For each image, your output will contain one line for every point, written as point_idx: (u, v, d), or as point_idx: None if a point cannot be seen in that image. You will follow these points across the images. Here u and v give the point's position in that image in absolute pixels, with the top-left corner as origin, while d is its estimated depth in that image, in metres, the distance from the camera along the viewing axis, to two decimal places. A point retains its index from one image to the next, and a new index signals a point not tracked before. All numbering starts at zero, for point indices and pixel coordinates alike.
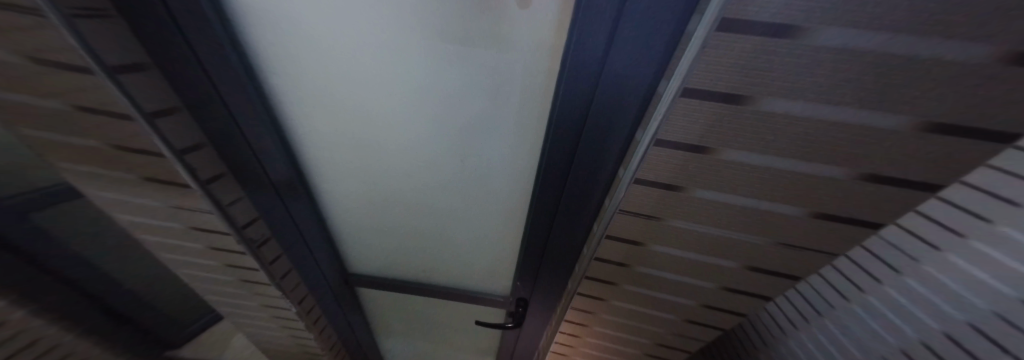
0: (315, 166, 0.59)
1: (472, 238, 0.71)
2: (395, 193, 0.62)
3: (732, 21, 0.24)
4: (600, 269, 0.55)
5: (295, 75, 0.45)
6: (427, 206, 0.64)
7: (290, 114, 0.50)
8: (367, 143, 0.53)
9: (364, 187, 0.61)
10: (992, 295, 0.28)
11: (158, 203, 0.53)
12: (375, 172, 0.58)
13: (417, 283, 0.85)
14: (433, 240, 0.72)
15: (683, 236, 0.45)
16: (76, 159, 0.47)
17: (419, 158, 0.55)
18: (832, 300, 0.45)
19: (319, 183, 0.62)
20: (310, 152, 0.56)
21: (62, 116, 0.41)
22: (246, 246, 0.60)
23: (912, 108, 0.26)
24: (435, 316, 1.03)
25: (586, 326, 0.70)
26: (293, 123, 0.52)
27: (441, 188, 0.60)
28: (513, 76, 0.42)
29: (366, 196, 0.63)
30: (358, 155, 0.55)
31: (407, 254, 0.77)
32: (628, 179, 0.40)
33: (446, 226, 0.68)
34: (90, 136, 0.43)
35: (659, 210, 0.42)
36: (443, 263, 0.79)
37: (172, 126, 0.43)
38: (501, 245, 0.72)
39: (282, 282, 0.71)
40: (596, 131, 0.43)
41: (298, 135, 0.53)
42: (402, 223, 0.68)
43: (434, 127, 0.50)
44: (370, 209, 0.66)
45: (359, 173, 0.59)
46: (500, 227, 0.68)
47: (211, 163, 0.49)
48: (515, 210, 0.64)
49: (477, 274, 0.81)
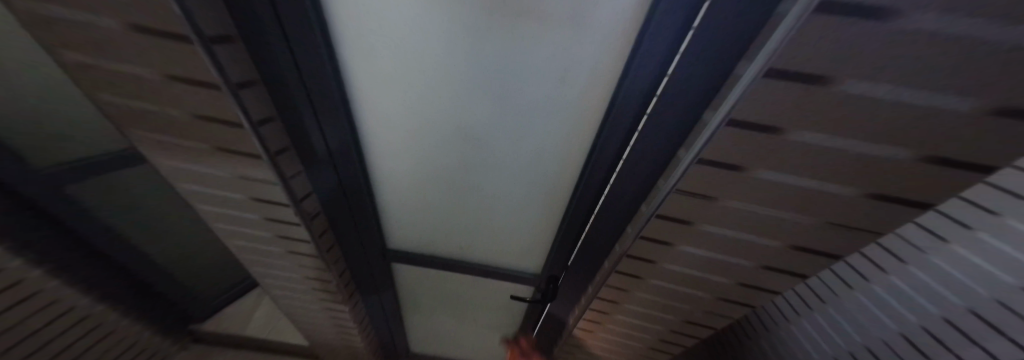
0: (371, 144, 0.60)
1: (513, 218, 0.74)
2: (447, 171, 0.64)
3: (831, 4, 0.25)
4: (643, 247, 0.58)
5: (366, 52, 0.45)
6: (474, 185, 0.67)
7: (354, 92, 0.51)
8: (426, 124, 0.56)
9: (415, 166, 0.64)
10: (1013, 268, 0.39)
11: (226, 174, 0.55)
12: (429, 151, 0.61)
13: (452, 259, 0.89)
14: (475, 219, 0.76)
15: (731, 215, 0.48)
16: (154, 128, 0.49)
17: (475, 139, 0.57)
18: (866, 273, 0.57)
19: (371, 161, 0.64)
20: (369, 130, 0.58)
21: (154, 84, 0.43)
22: (304, 217, 0.63)
23: (995, 97, 0.27)
24: (461, 294, 1.07)
25: (618, 303, 0.75)
26: (356, 101, 0.53)
27: (492, 168, 0.63)
28: (584, 59, 0.43)
29: (417, 175, 0.66)
30: (415, 135, 0.58)
31: (447, 232, 0.81)
32: (691, 158, 0.42)
33: (489, 205, 0.71)
34: (173, 105, 0.45)
35: (715, 188, 0.45)
36: (480, 241, 0.82)
37: (250, 97, 0.45)
38: (540, 224, 0.75)
39: (327, 253, 0.75)
40: (658, 114, 0.44)
41: (358, 113, 0.55)
42: (447, 202, 0.72)
43: (495, 109, 0.52)
44: (418, 187, 0.69)
45: (413, 152, 0.61)
46: (542, 207, 0.71)
47: (276, 135, 0.52)
48: (560, 189, 0.66)
49: (512, 253, 0.85)
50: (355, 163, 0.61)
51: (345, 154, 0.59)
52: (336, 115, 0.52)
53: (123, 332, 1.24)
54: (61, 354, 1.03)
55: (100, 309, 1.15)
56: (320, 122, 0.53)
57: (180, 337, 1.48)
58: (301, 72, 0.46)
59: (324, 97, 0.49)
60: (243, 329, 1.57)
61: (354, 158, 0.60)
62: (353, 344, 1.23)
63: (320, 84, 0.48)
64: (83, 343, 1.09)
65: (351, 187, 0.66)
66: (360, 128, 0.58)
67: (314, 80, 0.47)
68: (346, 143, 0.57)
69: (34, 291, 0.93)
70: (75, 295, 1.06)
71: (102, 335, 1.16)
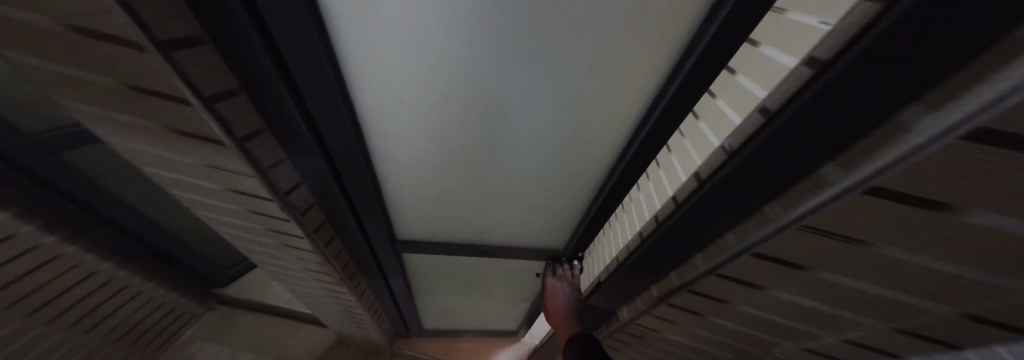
0: (372, 114, 0.52)
1: (547, 191, 0.74)
2: (472, 144, 0.59)
3: None
4: (712, 284, 0.43)
5: (372, 6, 0.36)
6: (498, 161, 0.63)
7: (346, 57, 0.42)
8: (447, 99, 0.49)
9: (432, 146, 0.59)
10: None
11: (189, 160, 0.44)
12: (449, 129, 0.55)
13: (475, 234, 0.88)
14: (498, 194, 0.73)
15: (886, 269, 0.28)
16: (87, 99, 0.38)
17: (502, 113, 0.52)
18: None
19: (372, 135, 0.56)
20: (371, 104, 0.50)
21: (49, 38, 0.30)
22: (296, 212, 0.53)
23: None
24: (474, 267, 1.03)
25: (658, 332, 0.62)
26: (351, 71, 0.44)
27: (520, 143, 0.59)
28: (650, 16, 0.38)
29: (433, 155, 0.61)
30: (432, 113, 0.51)
31: (465, 210, 0.79)
32: (852, 185, 0.24)
33: (520, 177, 0.68)
34: (90, 69, 0.33)
35: (873, 230, 0.26)
36: (508, 213, 0.81)
37: (193, 63, 0.32)
38: (573, 194, 0.75)
39: (325, 248, 0.66)
40: (783, 113, 0.28)
41: (351, 85, 0.46)
42: (466, 180, 0.69)
43: (529, 80, 0.46)
44: (434, 168, 0.64)
45: (429, 131, 0.55)
46: (581, 178, 0.70)
47: (247, 117, 0.40)
48: (597, 161, 0.65)
49: (543, 225, 0.86)
50: (353, 138, 0.52)
51: (338, 126, 0.49)
52: (322, 78, 0.42)
53: (150, 294, 1.27)
54: (86, 317, 1.06)
55: (122, 273, 1.16)
56: (305, 86, 0.43)
57: (207, 297, 1.55)
58: (271, 17, 0.35)
59: (305, 54, 0.39)
60: (262, 297, 1.59)
61: (348, 133, 0.50)
62: (365, 328, 1.20)
63: (299, 35, 0.37)
64: (111, 305, 1.13)
65: (345, 167, 0.57)
66: (359, 99, 0.49)
67: (287, 30, 0.36)
68: (335, 111, 0.47)
69: (50, 257, 0.92)
70: (96, 261, 1.06)
71: (129, 298, 1.19)
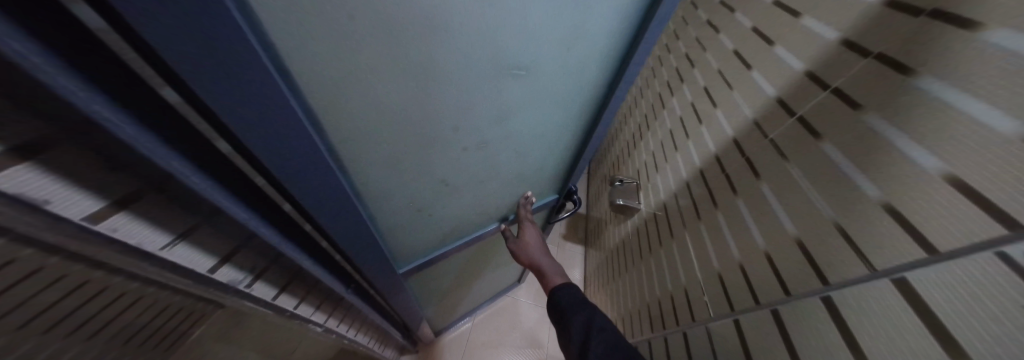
0: (350, 126, 0.36)
1: (548, 147, 0.67)
2: (481, 123, 0.48)
3: None
4: None
5: None
6: (510, 131, 0.53)
7: (304, 53, 0.26)
8: (451, 68, 0.36)
9: (439, 138, 0.46)
10: None
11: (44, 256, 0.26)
12: (455, 109, 0.43)
13: (480, 222, 0.77)
14: (509, 168, 0.64)
15: None
16: None
17: (517, 69, 0.42)
18: None
19: (347, 156, 0.39)
20: (349, 109, 0.34)
21: None
22: (240, 279, 0.36)
23: None
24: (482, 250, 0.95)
25: None
26: (313, 72, 0.28)
27: (530, 101, 0.50)
28: None
29: (444, 147, 0.48)
30: (439, 90, 0.39)
31: (474, 201, 0.68)
32: None
33: (530, 141, 0.60)
34: None
35: None
36: (513, 187, 0.73)
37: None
38: (566, 139, 0.70)
39: (302, 305, 0.49)
40: None
41: (312, 98, 0.30)
42: (476, 168, 0.57)
43: (547, 13, 0.37)
44: (443, 164, 0.51)
45: (433, 118, 0.42)
46: (576, 123, 0.65)
47: (102, 183, 0.22)
48: (591, 95, 0.59)
49: (540, 184, 0.81)
50: (333, 177, 0.36)
51: (303, 173, 0.32)
52: (269, 112, 0.25)
53: None
54: None
55: None
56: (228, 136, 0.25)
57: None
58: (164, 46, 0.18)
59: (239, 89, 0.22)
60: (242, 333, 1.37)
61: (318, 176, 0.34)
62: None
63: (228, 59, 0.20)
64: None
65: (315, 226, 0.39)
66: (327, 113, 0.33)
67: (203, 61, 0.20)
68: (297, 154, 0.30)
69: None
70: None
71: None
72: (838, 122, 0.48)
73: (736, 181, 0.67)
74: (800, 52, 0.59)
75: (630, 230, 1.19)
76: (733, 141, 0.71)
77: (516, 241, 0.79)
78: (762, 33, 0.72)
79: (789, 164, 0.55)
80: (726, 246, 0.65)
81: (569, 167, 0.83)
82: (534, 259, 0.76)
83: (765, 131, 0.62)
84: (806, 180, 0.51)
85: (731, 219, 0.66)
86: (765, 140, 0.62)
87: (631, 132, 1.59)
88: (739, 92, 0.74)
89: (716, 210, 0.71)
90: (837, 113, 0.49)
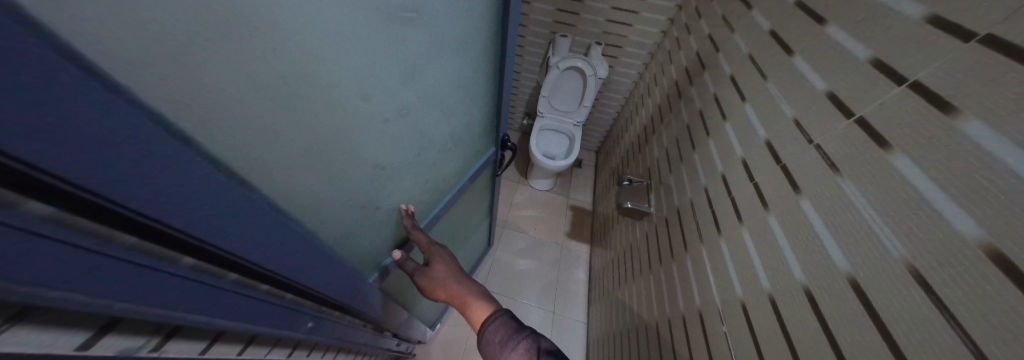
0: (237, 129, 0.25)
1: (470, 100, 0.57)
2: (395, 89, 0.38)
3: None
4: None
5: None
6: (428, 91, 0.44)
7: (114, 35, 0.15)
8: (332, 15, 0.26)
9: (356, 114, 0.35)
10: None
11: None
12: (360, 73, 0.32)
13: (438, 211, 0.68)
14: (443, 133, 0.54)
15: None
16: None
17: (409, 6, 0.32)
18: None
19: (251, 173, 0.28)
20: (230, 106, 0.23)
21: None
22: (143, 345, 0.24)
23: None
24: (447, 235, 0.85)
25: None
26: (137, 62, 0.17)
27: (437, 52, 0.41)
28: None
29: (365, 126, 0.38)
30: (333, 51, 0.28)
31: (424, 187, 0.59)
32: None
33: (452, 101, 0.51)
34: None
35: None
36: (454, 161, 0.64)
37: None
38: (484, 94, 0.62)
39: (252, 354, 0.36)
40: None
41: (158, 104, 0.19)
42: (409, 144, 0.48)
43: None
44: (371, 146, 0.41)
45: (339, 90, 0.31)
46: (485, 67, 0.56)
47: None
48: (491, 35, 0.51)
49: (476, 143, 0.71)
50: (248, 197, 0.26)
51: (197, 206, 0.22)
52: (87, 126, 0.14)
53: None
54: None
55: None
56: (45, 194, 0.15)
57: None
58: None
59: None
60: None
61: (221, 208, 0.24)
62: None
63: None
64: None
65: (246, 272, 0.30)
66: (201, 115, 0.22)
67: None
68: (175, 184, 0.20)
69: None
70: None
71: None
72: (920, 125, 0.36)
73: (769, 190, 0.56)
74: (866, 34, 0.47)
75: (639, 233, 1.10)
76: (767, 143, 0.59)
77: (424, 271, 0.57)
78: (810, 11, 0.60)
79: (842, 179, 0.43)
80: (755, 272, 0.55)
81: (496, 124, 0.74)
82: (449, 290, 0.55)
83: (810, 136, 0.50)
84: (859, 193, 0.40)
85: (760, 238, 0.55)
86: (809, 146, 0.50)
87: (643, 124, 1.47)
88: (776, 84, 0.62)
89: (742, 226, 0.60)
90: (915, 112, 0.37)
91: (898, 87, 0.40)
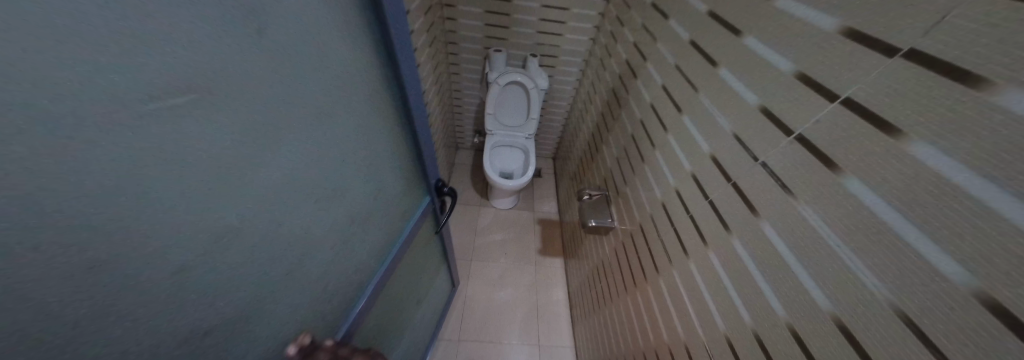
0: None
1: (370, 168, 0.47)
2: (234, 214, 0.27)
3: None
4: None
5: None
6: (293, 186, 0.33)
7: None
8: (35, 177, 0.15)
9: (153, 272, 0.22)
10: None
11: None
12: (142, 223, 0.20)
13: (364, 300, 0.55)
14: (338, 218, 0.43)
15: None
16: None
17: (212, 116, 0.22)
18: None
19: None
20: None
21: None
22: None
23: None
24: (391, 312, 0.71)
25: None
26: None
27: (286, 138, 0.31)
28: None
29: (187, 275, 0.25)
30: (35, 219, 0.15)
31: (334, 286, 0.47)
32: None
33: (336, 180, 0.41)
34: None
35: None
36: (370, 238, 0.53)
37: None
38: (391, 153, 0.51)
39: None
40: None
41: None
42: (286, 256, 0.36)
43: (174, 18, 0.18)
44: (213, 292, 0.28)
45: (87, 261, 0.18)
46: (380, 126, 0.46)
47: None
48: (375, 92, 0.42)
49: (400, 207, 0.60)
50: None
51: None
52: None
53: None
54: None
55: None
56: None
57: None
58: None
59: None
60: None
61: None
62: None
63: None
64: None
65: None
66: None
67: None
68: None
69: None
70: None
71: None
72: (865, 148, 0.33)
73: (726, 210, 0.52)
74: (783, 44, 0.45)
75: (609, 250, 1.05)
76: (712, 158, 0.56)
77: None
78: (724, 19, 0.58)
79: (798, 204, 0.40)
80: (731, 301, 0.51)
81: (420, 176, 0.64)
82: None
83: (755, 153, 0.47)
84: (821, 219, 0.37)
85: (728, 264, 0.52)
86: (756, 164, 0.47)
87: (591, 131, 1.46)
88: (706, 95, 0.60)
89: (708, 249, 0.56)
90: (856, 133, 0.34)
91: (832, 104, 0.37)
